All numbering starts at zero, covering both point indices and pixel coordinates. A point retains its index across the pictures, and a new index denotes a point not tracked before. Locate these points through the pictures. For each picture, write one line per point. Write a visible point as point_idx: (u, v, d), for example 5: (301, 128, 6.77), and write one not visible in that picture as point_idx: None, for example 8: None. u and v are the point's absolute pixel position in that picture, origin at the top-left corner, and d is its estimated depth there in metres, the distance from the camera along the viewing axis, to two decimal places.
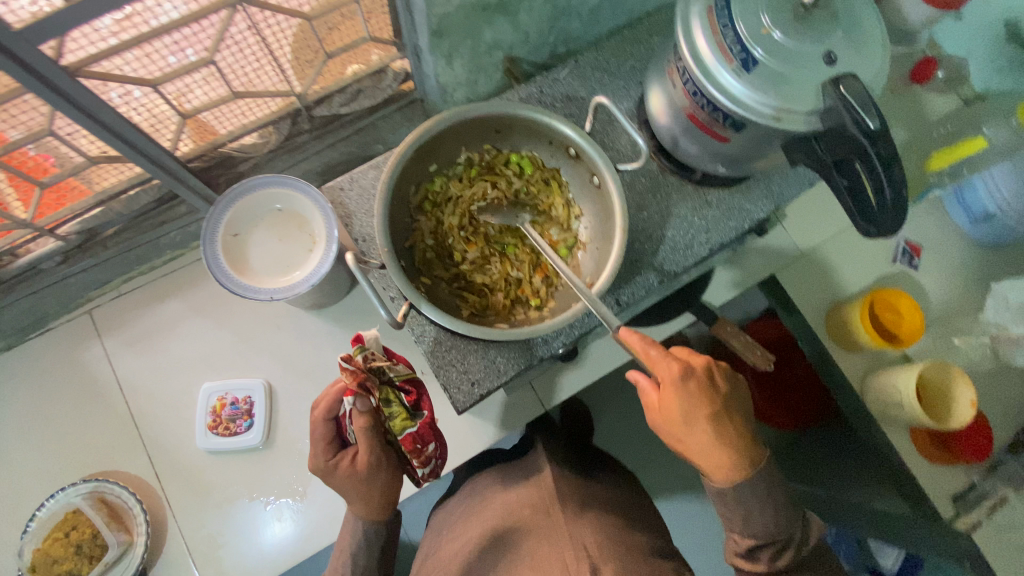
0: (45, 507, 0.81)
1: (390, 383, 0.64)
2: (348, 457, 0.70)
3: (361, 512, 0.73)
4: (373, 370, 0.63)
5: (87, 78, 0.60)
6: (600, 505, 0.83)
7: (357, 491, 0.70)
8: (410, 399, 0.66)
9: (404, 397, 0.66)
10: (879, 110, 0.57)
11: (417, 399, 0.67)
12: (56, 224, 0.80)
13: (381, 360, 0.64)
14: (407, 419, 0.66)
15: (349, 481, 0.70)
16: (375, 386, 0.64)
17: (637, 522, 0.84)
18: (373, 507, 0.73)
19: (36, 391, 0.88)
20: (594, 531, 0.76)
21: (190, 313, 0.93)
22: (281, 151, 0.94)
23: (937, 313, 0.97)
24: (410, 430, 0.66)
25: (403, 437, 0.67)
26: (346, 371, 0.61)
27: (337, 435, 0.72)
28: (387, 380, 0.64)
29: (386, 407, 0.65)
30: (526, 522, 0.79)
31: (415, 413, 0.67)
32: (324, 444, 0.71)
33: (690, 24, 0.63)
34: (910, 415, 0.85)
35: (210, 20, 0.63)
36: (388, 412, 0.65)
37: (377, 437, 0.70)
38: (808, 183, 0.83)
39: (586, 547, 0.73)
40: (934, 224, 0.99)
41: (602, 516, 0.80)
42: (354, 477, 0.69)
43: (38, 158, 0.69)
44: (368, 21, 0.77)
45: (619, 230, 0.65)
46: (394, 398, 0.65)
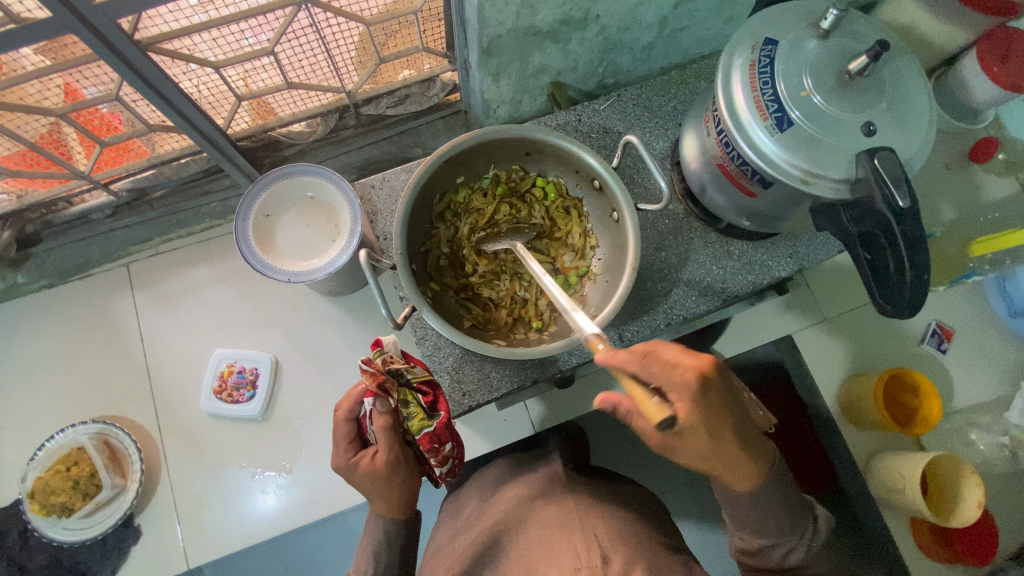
0: (54, 440, 0.87)
1: (408, 385, 0.66)
2: (367, 456, 0.67)
3: (382, 511, 0.69)
4: (390, 371, 0.65)
5: (157, 53, 0.65)
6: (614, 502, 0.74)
7: (377, 491, 0.67)
8: (426, 400, 0.67)
9: (421, 397, 0.67)
10: (912, 189, 0.54)
11: (434, 400, 0.68)
12: (110, 180, 0.87)
13: (398, 362, 0.66)
14: (424, 419, 0.66)
15: (369, 480, 0.67)
16: (393, 387, 0.64)
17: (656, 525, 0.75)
18: (395, 505, 0.69)
19: (65, 330, 0.94)
20: (606, 525, 0.67)
21: (216, 281, 0.98)
22: (326, 142, 0.99)
23: (960, 403, 0.92)
24: (427, 430, 0.66)
25: (420, 438, 0.66)
26: (366, 371, 0.63)
27: (357, 435, 0.70)
28: (404, 381, 0.66)
29: (404, 408, 0.65)
30: (516, 515, 0.71)
31: (432, 414, 0.67)
32: (344, 444, 0.69)
33: (731, 76, 0.63)
34: (911, 504, 0.82)
35: (275, 14, 0.68)
36: (407, 414, 0.66)
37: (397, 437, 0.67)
38: (836, 250, 0.81)
39: (597, 537, 0.64)
40: (971, 310, 0.95)
41: (615, 513, 0.71)
42: (374, 475, 0.67)
43: (104, 118, 0.75)
44: (423, 32, 0.80)
45: (630, 268, 0.65)
46: (412, 399, 0.66)
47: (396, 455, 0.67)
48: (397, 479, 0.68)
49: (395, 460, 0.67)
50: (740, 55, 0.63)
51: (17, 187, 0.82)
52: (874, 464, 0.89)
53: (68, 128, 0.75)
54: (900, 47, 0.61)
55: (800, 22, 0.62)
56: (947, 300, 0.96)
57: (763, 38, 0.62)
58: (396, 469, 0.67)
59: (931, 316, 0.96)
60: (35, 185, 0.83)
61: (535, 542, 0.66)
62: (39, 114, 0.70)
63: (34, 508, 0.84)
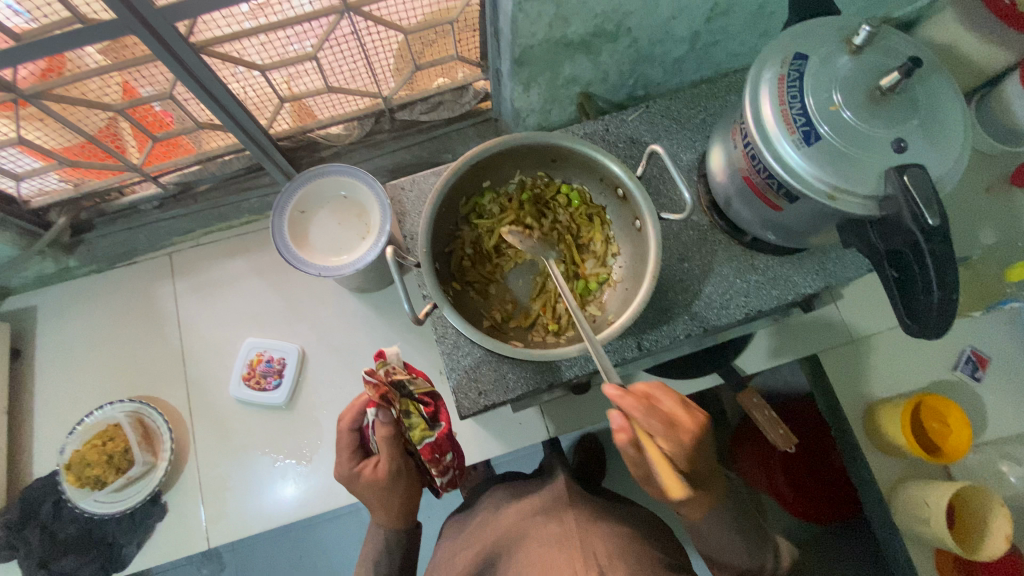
0: (92, 416, 0.91)
1: (410, 397, 0.67)
2: (369, 465, 0.71)
3: (384, 511, 0.73)
4: (394, 383, 0.66)
5: (208, 56, 0.70)
6: (616, 518, 0.82)
7: (378, 495, 0.72)
8: (428, 411, 0.69)
9: (423, 409, 0.69)
10: (942, 207, 0.54)
11: (434, 411, 0.70)
12: (160, 173, 0.92)
13: (402, 374, 0.66)
14: (425, 429, 0.69)
15: (370, 489, 0.71)
16: (396, 400, 0.66)
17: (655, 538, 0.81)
18: (394, 516, 0.74)
19: (110, 313, 1.00)
20: (606, 542, 0.74)
21: (251, 273, 1.02)
22: (360, 145, 1.03)
23: (993, 434, 0.89)
24: (427, 439, 0.69)
25: (421, 447, 0.70)
26: (368, 385, 0.64)
27: (358, 443, 0.74)
28: (407, 394, 0.67)
29: (407, 418, 0.68)
30: (515, 531, 0.79)
31: (433, 424, 0.70)
32: (349, 449, 0.72)
33: (759, 90, 0.63)
34: (935, 534, 0.79)
35: (320, 22, 0.71)
36: (409, 424, 0.68)
37: (399, 446, 0.71)
38: (865, 268, 0.80)
39: (596, 554, 0.71)
40: (1007, 337, 0.92)
41: (617, 533, 0.77)
42: (376, 484, 0.71)
43: (159, 114, 0.80)
44: (458, 42, 0.83)
45: (648, 277, 0.66)
46: (414, 411, 0.68)
47: (398, 464, 0.71)
48: (398, 484, 0.72)
49: (397, 469, 0.71)
50: (769, 69, 0.63)
51: (75, 177, 0.88)
52: (897, 494, 0.86)
53: (125, 123, 0.80)
54: (935, 65, 0.61)
55: (832, 37, 0.62)
56: (980, 326, 0.93)
57: (794, 53, 0.62)
58: (397, 478, 0.72)
59: (965, 342, 0.93)
60: (91, 176, 0.89)
61: (537, 555, 0.73)
62: (99, 109, 0.76)
63: (70, 479, 0.88)
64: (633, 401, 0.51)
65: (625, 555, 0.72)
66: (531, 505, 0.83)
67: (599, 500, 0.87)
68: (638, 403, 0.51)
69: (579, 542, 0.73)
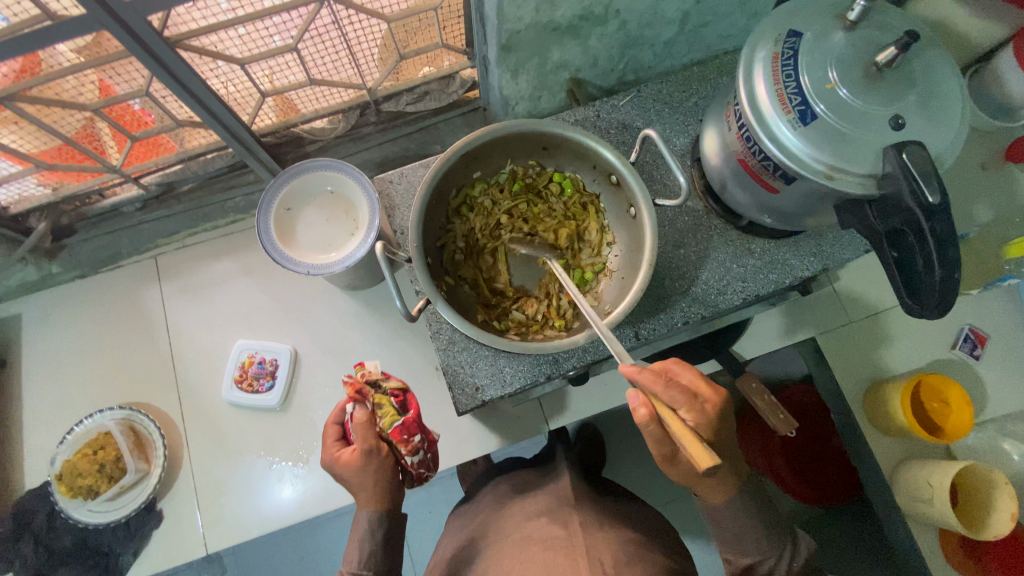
0: (82, 424, 0.89)
1: (383, 390, 0.72)
2: (345, 451, 0.71)
3: (363, 502, 0.71)
4: (369, 379, 0.72)
5: (185, 50, 0.67)
6: (621, 521, 0.82)
7: (356, 484, 0.70)
8: (398, 401, 0.71)
9: (394, 399, 0.71)
10: (942, 183, 0.53)
11: (405, 400, 0.72)
12: (141, 173, 0.90)
13: (376, 373, 0.73)
14: (395, 414, 0.70)
15: (344, 473, 0.70)
16: (369, 393, 0.71)
17: (659, 545, 0.80)
18: (369, 504, 0.70)
19: (95, 318, 0.98)
20: (610, 548, 0.73)
21: (240, 274, 1.00)
22: (346, 139, 1.01)
23: (992, 412, 0.89)
24: (397, 423, 0.70)
25: (392, 433, 0.70)
26: (344, 383, 0.70)
27: (341, 439, 0.75)
28: (381, 389, 0.71)
29: (378, 407, 0.71)
30: (517, 532, 0.78)
31: (403, 412, 0.71)
32: (332, 440, 0.74)
33: (753, 69, 0.61)
34: (939, 514, 0.79)
35: (299, 12, 0.69)
36: (380, 414, 0.71)
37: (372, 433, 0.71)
38: (863, 249, 0.79)
39: (602, 563, 0.70)
40: (1004, 314, 0.91)
41: (620, 538, 0.77)
42: (347, 467, 0.69)
43: (137, 113, 0.78)
44: (443, 29, 0.81)
45: (645, 266, 0.65)
46: (385, 401, 0.71)
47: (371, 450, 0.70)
48: (374, 472, 0.70)
49: (368, 452, 0.70)
50: (762, 47, 0.61)
51: (53, 181, 0.86)
52: (898, 474, 0.86)
53: (102, 123, 0.78)
54: (931, 39, 0.59)
55: (826, 12, 0.60)
56: (978, 304, 0.92)
57: (787, 30, 0.61)
58: (369, 462, 0.70)
59: (963, 320, 0.92)
60: (69, 179, 0.86)
61: (539, 558, 0.72)
62: (74, 109, 0.73)
63: (62, 490, 0.87)
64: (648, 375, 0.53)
65: (631, 563, 0.72)
66: (535, 505, 0.83)
67: (601, 499, 0.87)
68: (655, 377, 0.52)
69: (584, 548, 0.72)
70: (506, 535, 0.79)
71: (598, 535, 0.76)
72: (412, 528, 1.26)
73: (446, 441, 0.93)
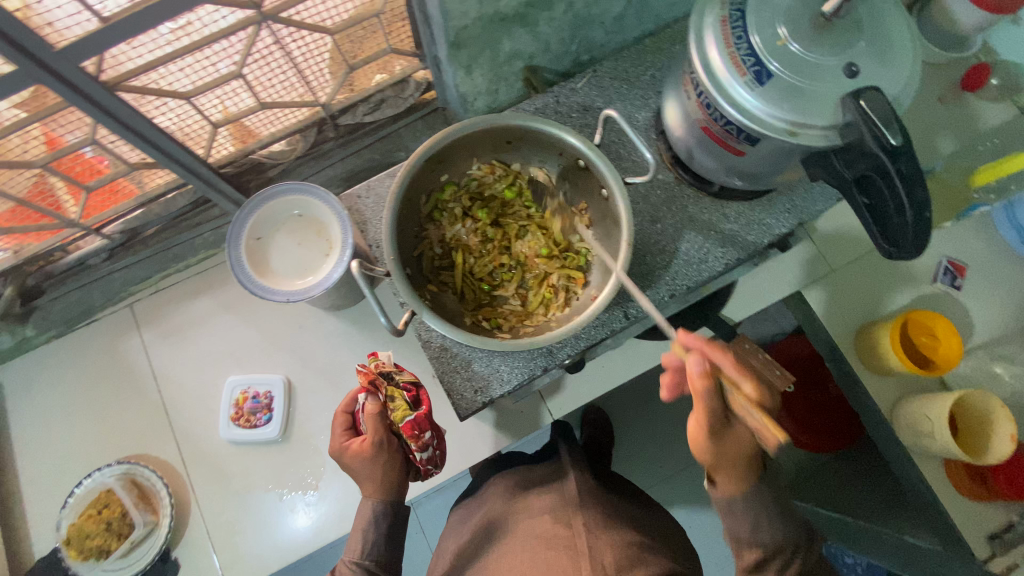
0: (82, 485, 0.88)
1: (396, 384, 0.74)
2: (356, 439, 0.75)
3: (368, 491, 0.74)
4: (383, 373, 0.74)
5: (126, 92, 0.65)
6: (626, 524, 0.83)
7: (365, 473, 0.73)
8: (410, 395, 0.74)
9: (406, 394, 0.74)
10: (902, 125, 0.53)
11: (417, 395, 0.74)
12: (101, 223, 0.89)
13: (390, 365, 0.74)
14: (407, 410, 0.73)
15: (357, 460, 0.73)
16: (382, 385, 0.73)
17: (660, 544, 0.83)
18: (383, 486, 0.74)
19: (74, 376, 0.96)
20: (613, 549, 0.75)
21: (220, 310, 0.98)
22: (308, 159, 0.99)
23: (980, 338, 0.90)
24: (408, 418, 0.72)
25: (403, 426, 0.72)
26: (359, 371, 0.72)
27: (352, 425, 0.78)
28: (393, 381, 0.74)
29: (389, 402, 0.73)
30: (521, 542, 0.80)
31: (414, 406, 0.74)
32: (341, 429, 0.77)
33: (703, 36, 0.61)
34: (943, 446, 0.79)
35: (238, 36, 0.67)
36: (392, 407, 0.73)
37: (383, 424, 0.74)
38: (835, 199, 0.79)
39: (604, 566, 0.72)
40: (979, 241, 0.93)
41: (625, 541, 0.78)
42: (361, 455, 0.73)
43: (86, 163, 0.76)
44: (389, 34, 0.79)
45: (629, 245, 0.64)
46: (397, 395, 0.73)
47: (382, 439, 0.74)
48: (383, 464, 0.74)
49: (380, 442, 0.73)
50: (710, 12, 0.61)
51: (13, 243, 0.84)
52: (898, 412, 0.87)
53: (53, 179, 0.76)
54: None
55: None
56: (956, 234, 0.93)
57: None
58: (382, 451, 0.73)
59: (942, 253, 0.93)
60: (29, 239, 0.85)
61: (542, 557, 0.75)
62: (22, 168, 0.71)
63: (73, 554, 0.85)
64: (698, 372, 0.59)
65: (634, 566, 0.73)
66: (539, 502, 0.85)
67: (608, 498, 0.89)
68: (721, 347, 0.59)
69: (587, 551, 0.74)
70: (511, 538, 0.82)
71: (604, 537, 0.78)
72: (432, 533, 1.27)
73: (453, 447, 0.93)
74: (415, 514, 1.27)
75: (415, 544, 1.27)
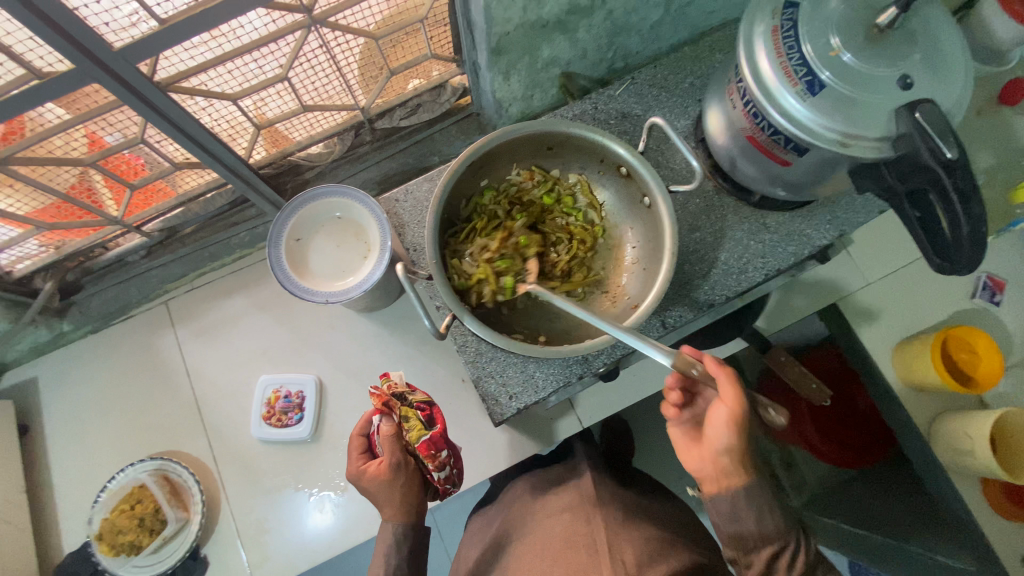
0: (115, 480, 0.88)
1: (409, 404, 0.74)
2: (372, 462, 0.75)
3: (388, 515, 0.73)
4: (395, 394, 0.75)
5: (176, 92, 0.66)
6: (647, 520, 0.82)
7: (383, 498, 0.73)
8: (425, 415, 0.74)
9: (419, 413, 0.74)
10: (958, 139, 0.52)
11: (430, 414, 0.74)
12: (141, 222, 0.91)
13: (401, 386, 0.75)
14: (421, 430, 0.73)
15: (374, 484, 0.74)
16: (396, 406, 0.74)
17: (687, 541, 0.82)
18: (401, 507, 0.73)
19: (109, 371, 0.97)
20: (634, 548, 0.75)
21: (254, 309, 0.99)
22: (344, 161, 1.00)
23: (1018, 355, 0.88)
24: (423, 438, 0.72)
25: (418, 446, 0.72)
26: (372, 394, 0.74)
27: (368, 447, 0.78)
28: (406, 402, 0.75)
29: (404, 422, 0.74)
30: (542, 544, 0.79)
31: (429, 425, 0.74)
32: (358, 452, 0.76)
33: (753, 45, 0.61)
34: (984, 465, 0.77)
35: (286, 40, 0.68)
36: (407, 427, 0.74)
37: (399, 446, 0.75)
38: (877, 211, 0.79)
39: (624, 564, 0.72)
40: (1019, 256, 0.91)
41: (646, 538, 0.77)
42: (377, 479, 0.73)
43: (130, 161, 0.77)
44: (430, 39, 0.80)
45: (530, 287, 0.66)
46: (411, 415, 0.74)
47: (399, 460, 0.74)
48: (401, 485, 0.74)
49: (397, 463, 0.74)
50: (760, 22, 0.61)
51: (55, 240, 0.85)
52: (936, 429, 0.85)
53: (98, 176, 0.77)
54: None
55: None
56: (995, 249, 0.92)
57: (783, 3, 0.61)
58: (399, 472, 0.74)
59: (981, 268, 0.91)
60: (71, 235, 0.86)
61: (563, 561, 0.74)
62: (69, 165, 0.72)
63: (104, 549, 0.86)
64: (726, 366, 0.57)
65: (655, 563, 0.73)
66: (560, 501, 0.85)
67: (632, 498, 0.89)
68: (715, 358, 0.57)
69: (607, 552, 0.73)
70: (532, 539, 0.81)
71: (626, 536, 0.77)
72: (451, 537, 1.27)
73: (481, 451, 0.93)
74: (435, 519, 1.27)
75: (434, 549, 1.27)
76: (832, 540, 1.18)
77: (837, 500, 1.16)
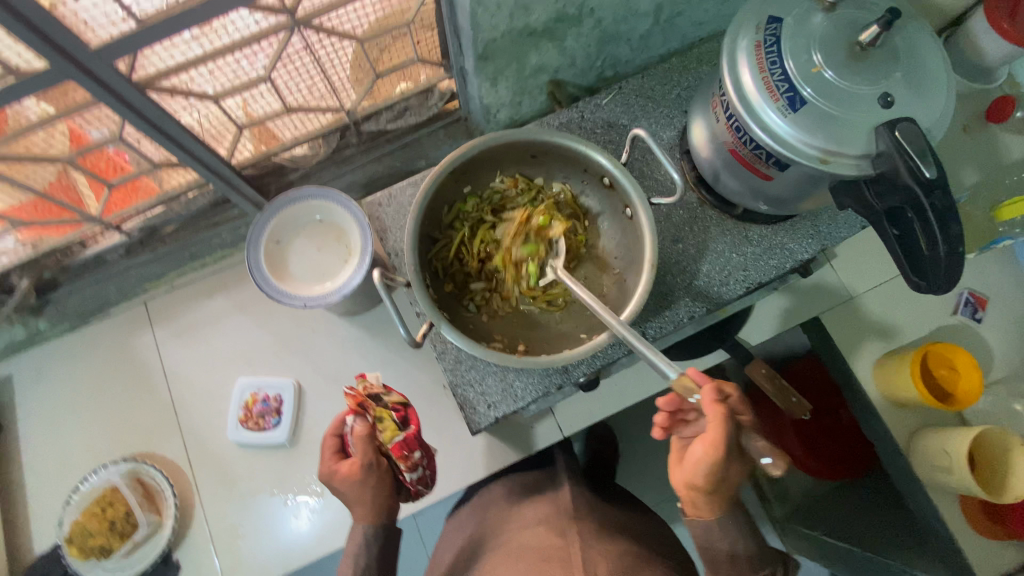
0: (87, 482, 0.87)
1: (384, 406, 0.72)
2: (345, 461, 0.74)
3: (359, 514, 0.73)
4: (371, 395, 0.72)
5: (156, 91, 0.65)
6: (623, 536, 0.83)
7: (355, 496, 0.73)
8: (399, 416, 0.72)
9: (394, 415, 0.72)
10: (936, 158, 0.53)
11: (406, 416, 0.72)
12: (121, 220, 0.90)
13: (378, 387, 0.72)
14: (395, 431, 0.72)
15: (346, 483, 0.73)
16: (370, 407, 0.72)
17: (658, 555, 0.82)
18: (372, 507, 0.73)
19: (85, 370, 0.96)
20: (605, 560, 0.75)
21: (235, 311, 0.98)
22: (330, 163, 0.99)
23: (996, 372, 0.89)
24: (397, 439, 0.72)
25: (392, 447, 0.72)
26: (347, 394, 0.72)
27: (341, 447, 0.77)
28: (381, 403, 0.72)
29: (378, 424, 0.72)
30: (517, 551, 0.79)
31: (405, 427, 0.72)
32: (330, 452, 0.76)
33: (737, 59, 0.60)
34: (960, 482, 0.77)
35: (269, 41, 0.68)
36: (381, 429, 0.72)
37: (371, 446, 0.74)
38: (860, 226, 0.79)
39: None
40: (999, 274, 0.91)
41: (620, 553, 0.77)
42: (350, 478, 0.73)
43: (109, 160, 0.76)
44: (417, 43, 0.79)
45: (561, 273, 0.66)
46: (386, 416, 0.72)
47: (371, 461, 0.73)
48: (372, 485, 0.73)
49: (368, 464, 0.73)
50: (744, 36, 0.60)
51: (33, 236, 0.84)
52: (915, 444, 0.85)
53: (76, 173, 0.76)
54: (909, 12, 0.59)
55: None
56: (976, 266, 0.92)
57: (767, 17, 0.60)
58: (371, 473, 0.73)
59: (962, 285, 0.92)
60: (49, 232, 0.85)
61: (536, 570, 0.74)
62: (46, 162, 0.71)
63: (74, 552, 0.84)
64: (723, 409, 0.55)
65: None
66: (537, 513, 0.85)
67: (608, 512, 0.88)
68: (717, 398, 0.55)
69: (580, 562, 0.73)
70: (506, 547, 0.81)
71: (600, 548, 0.77)
72: (431, 542, 1.26)
73: (459, 458, 0.92)
74: (415, 523, 1.26)
75: (413, 553, 1.26)
76: (811, 551, 1.18)
77: (817, 512, 1.16)
